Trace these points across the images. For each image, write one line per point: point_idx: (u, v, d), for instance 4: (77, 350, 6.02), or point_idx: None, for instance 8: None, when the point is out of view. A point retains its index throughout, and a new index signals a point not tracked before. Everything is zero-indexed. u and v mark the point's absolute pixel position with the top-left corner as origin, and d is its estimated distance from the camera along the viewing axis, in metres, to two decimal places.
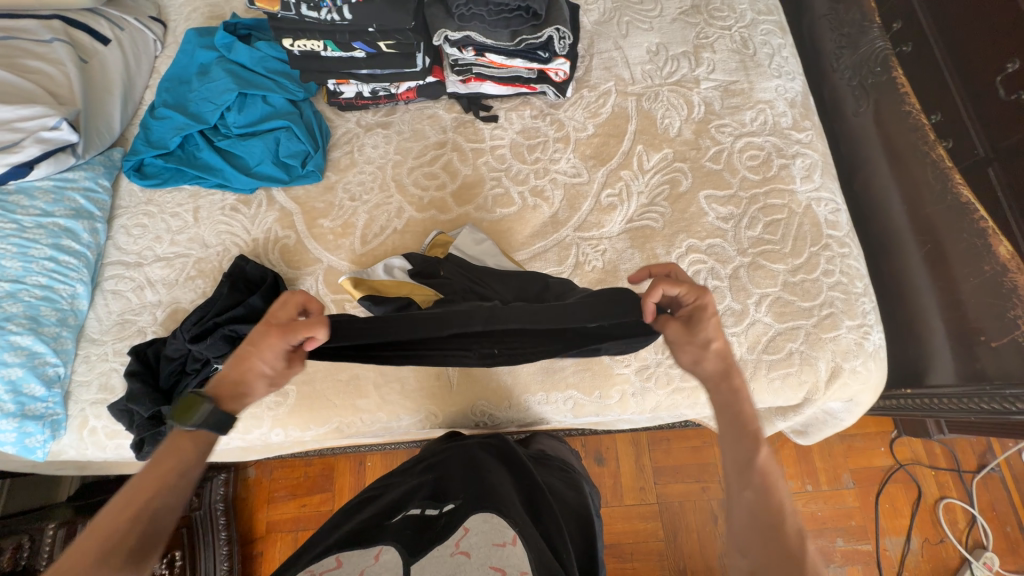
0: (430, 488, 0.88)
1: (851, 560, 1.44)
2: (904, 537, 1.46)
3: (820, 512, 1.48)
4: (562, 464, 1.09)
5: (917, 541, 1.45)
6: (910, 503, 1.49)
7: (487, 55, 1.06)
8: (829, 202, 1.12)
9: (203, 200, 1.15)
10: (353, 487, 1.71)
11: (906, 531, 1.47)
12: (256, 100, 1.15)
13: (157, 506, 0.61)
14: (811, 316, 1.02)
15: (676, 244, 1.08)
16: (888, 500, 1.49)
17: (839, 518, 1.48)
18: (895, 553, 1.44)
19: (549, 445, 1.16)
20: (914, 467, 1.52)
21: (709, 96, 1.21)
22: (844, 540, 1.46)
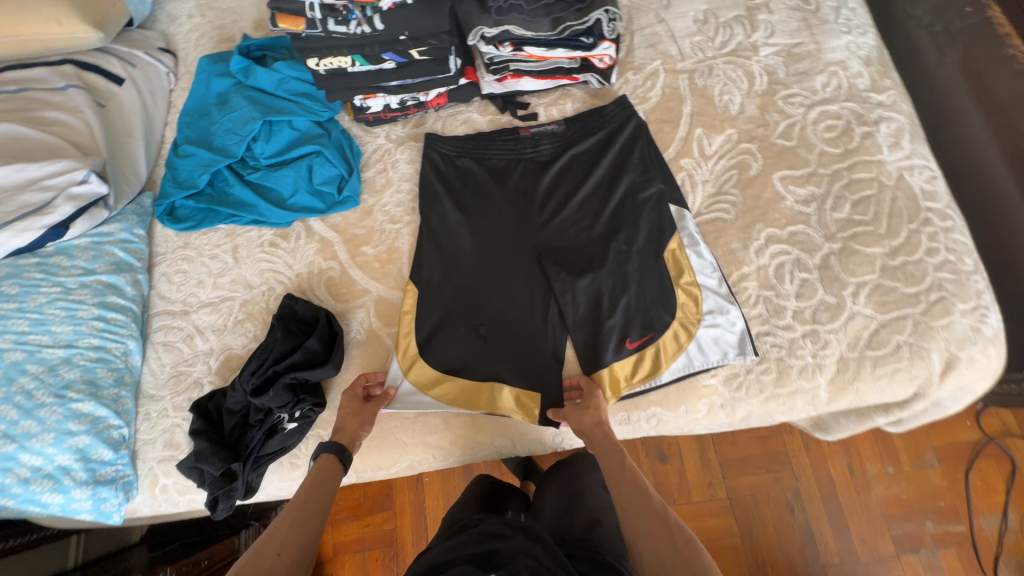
0: (440, 556, 0.81)
1: (942, 543, 1.43)
2: (1000, 515, 1.43)
3: (903, 494, 1.48)
4: (595, 536, 0.93)
5: (1016, 517, 1.42)
6: (1006, 479, 1.46)
7: (525, 49, 0.95)
8: (923, 169, 0.99)
9: (240, 238, 1.10)
10: (413, 503, 1.68)
11: (1003, 508, 1.44)
12: (282, 126, 1.09)
13: (264, 552, 0.72)
14: (918, 303, 0.91)
15: (753, 236, 0.98)
16: (980, 476, 1.47)
17: (926, 500, 1.46)
18: (991, 531, 1.42)
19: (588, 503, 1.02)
20: (1005, 439, 1.49)
21: (771, 64, 1.08)
22: (933, 523, 1.44)
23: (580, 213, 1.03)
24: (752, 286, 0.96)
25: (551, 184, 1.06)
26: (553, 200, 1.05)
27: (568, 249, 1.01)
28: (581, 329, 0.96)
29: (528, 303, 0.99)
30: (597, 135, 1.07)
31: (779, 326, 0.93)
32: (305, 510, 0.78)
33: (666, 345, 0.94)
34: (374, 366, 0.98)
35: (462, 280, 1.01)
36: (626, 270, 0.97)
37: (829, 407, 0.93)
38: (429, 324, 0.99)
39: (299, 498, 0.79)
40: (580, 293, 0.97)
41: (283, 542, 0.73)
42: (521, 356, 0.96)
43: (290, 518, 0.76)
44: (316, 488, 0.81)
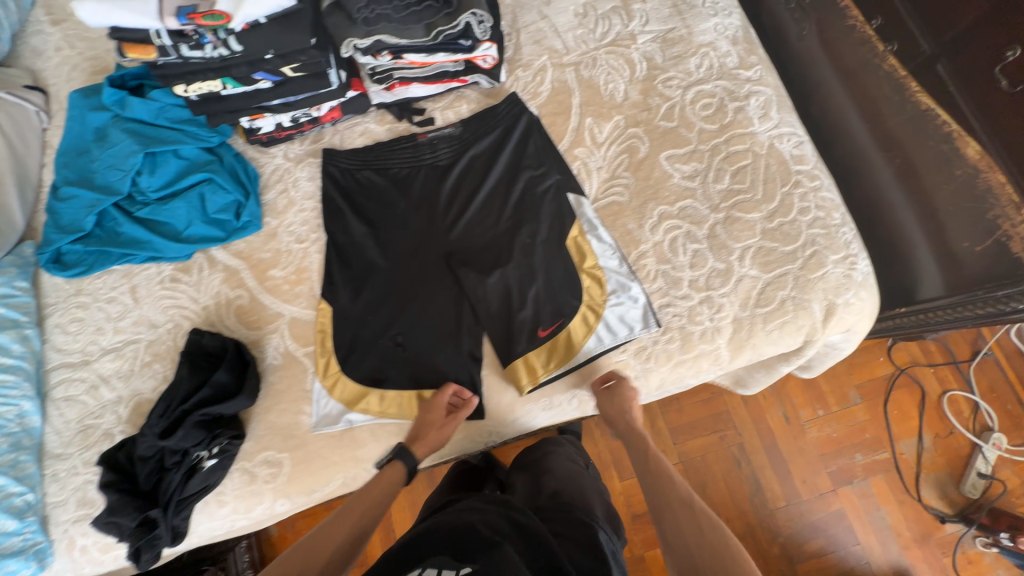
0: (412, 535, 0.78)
1: (872, 471, 1.55)
2: (916, 438, 1.56)
3: (834, 433, 1.59)
4: (565, 503, 0.94)
5: (929, 438, 1.56)
6: (917, 404, 1.60)
7: (405, 55, 0.97)
8: (790, 136, 1.08)
9: (138, 277, 1.05)
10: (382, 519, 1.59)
11: (918, 431, 1.58)
12: (167, 156, 1.04)
13: (306, 546, 0.82)
14: (796, 259, 0.99)
15: (647, 215, 1.03)
16: (896, 406, 1.60)
17: (853, 434, 1.59)
18: (911, 453, 1.56)
19: (555, 478, 1.04)
20: (914, 369, 1.63)
21: (648, 50, 1.14)
22: (862, 454, 1.57)
23: (483, 212, 1.05)
24: (650, 262, 1.01)
25: (453, 187, 1.08)
26: (457, 203, 1.07)
27: (477, 249, 1.03)
28: (496, 324, 0.98)
29: (442, 306, 1.00)
30: (492, 133, 1.10)
31: (678, 296, 0.99)
32: (355, 513, 0.87)
33: (576, 327, 0.98)
34: (293, 390, 0.97)
35: (373, 292, 1.01)
36: (532, 262, 1.01)
37: (733, 364, 1.00)
38: (346, 340, 0.99)
39: (347, 504, 0.89)
40: (491, 289, 0.99)
41: (319, 544, 0.82)
42: (439, 358, 0.97)
43: (332, 520, 0.86)
44: (369, 493, 0.89)
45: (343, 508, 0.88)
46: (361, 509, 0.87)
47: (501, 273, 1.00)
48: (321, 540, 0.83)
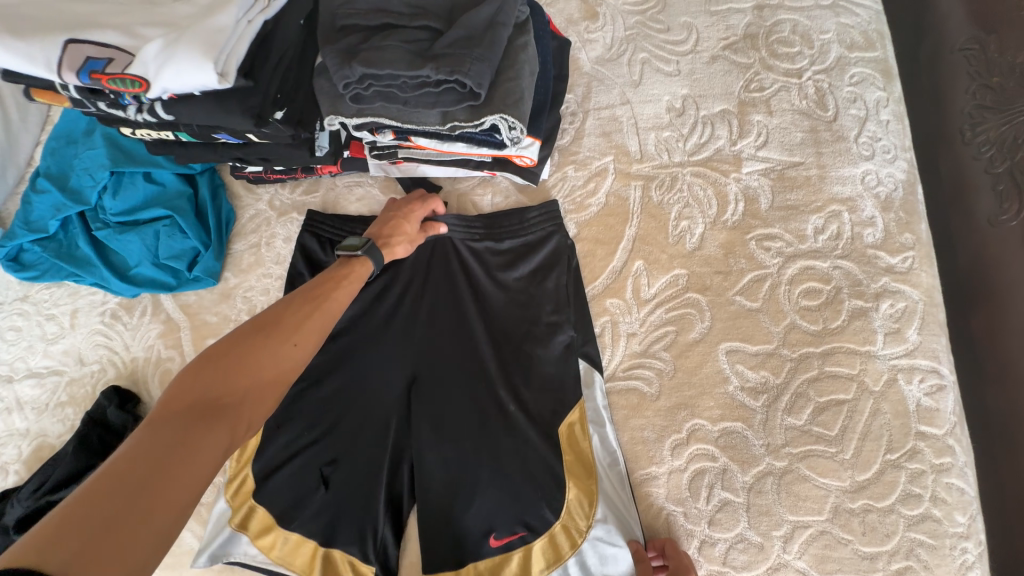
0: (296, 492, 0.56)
1: None
2: None
3: None
4: None
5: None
6: None
7: (412, 138, 0.73)
8: (928, 374, 0.72)
9: (82, 300, 0.94)
10: None
11: None
12: (137, 178, 0.90)
13: (109, 482, 0.46)
14: (872, 570, 0.67)
15: (673, 425, 0.74)
16: None
17: None
18: None
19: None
20: None
21: (753, 186, 0.81)
22: None
23: (466, 349, 0.81)
24: (657, 493, 0.73)
25: (438, 301, 0.84)
26: (436, 324, 0.83)
27: (443, 396, 0.79)
28: (438, 507, 0.76)
29: (380, 458, 0.79)
30: (508, 245, 0.84)
31: None
32: (192, 412, 0.54)
33: (539, 553, 0.73)
34: None
35: (308, 407, 0.82)
36: (505, 442, 0.76)
37: None
38: (258, 464, 0.81)
39: (197, 400, 0.55)
40: (444, 459, 0.77)
41: (160, 514, 0.46)
42: (355, 527, 0.78)
43: (170, 420, 0.52)
44: (197, 369, 0.58)
45: (193, 378, 0.57)
46: (204, 411, 0.54)
47: (463, 442, 0.77)
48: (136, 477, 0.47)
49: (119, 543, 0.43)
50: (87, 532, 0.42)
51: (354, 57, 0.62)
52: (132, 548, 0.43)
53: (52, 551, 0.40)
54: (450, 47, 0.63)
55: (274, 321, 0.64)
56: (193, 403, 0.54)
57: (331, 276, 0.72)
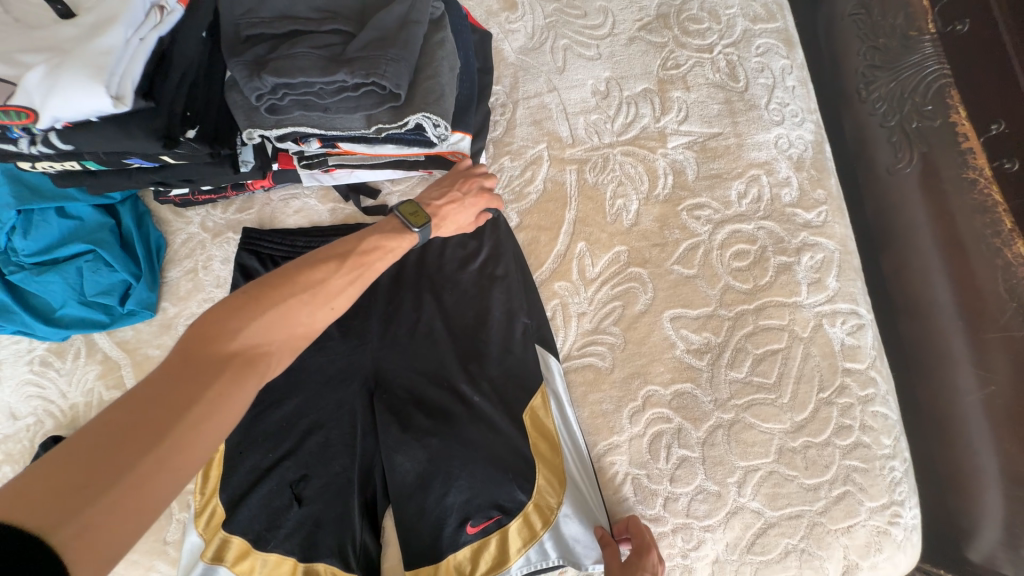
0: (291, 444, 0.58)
1: None
2: None
3: None
4: None
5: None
6: None
7: (339, 144, 0.72)
8: (848, 316, 0.79)
9: (5, 351, 0.88)
10: None
11: None
12: (50, 214, 0.85)
13: (143, 426, 0.45)
14: (816, 499, 0.73)
15: (629, 394, 0.78)
16: None
17: None
18: None
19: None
20: None
21: (679, 160, 0.85)
22: None
23: (425, 350, 0.82)
24: (620, 461, 0.77)
25: (393, 304, 0.84)
26: (394, 328, 0.83)
27: (407, 392, 0.81)
28: (412, 506, 0.77)
29: (351, 466, 0.79)
30: (457, 241, 0.85)
31: (646, 517, 0.75)
32: (231, 364, 0.52)
33: (515, 533, 0.75)
34: (150, 536, 0.79)
35: (270, 426, 0.81)
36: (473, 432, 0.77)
37: None
38: (225, 492, 0.79)
39: (235, 350, 0.53)
40: (413, 461, 0.77)
41: (184, 474, 0.46)
42: (332, 538, 0.77)
43: (204, 368, 0.50)
44: (239, 310, 0.55)
45: (233, 322, 0.54)
46: (242, 365, 0.52)
47: (430, 437, 0.78)
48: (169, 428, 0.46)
49: (132, 483, 0.42)
50: (115, 491, 0.41)
51: (263, 68, 0.60)
52: (149, 510, 0.43)
53: (73, 504, 0.40)
54: (364, 49, 0.63)
55: (314, 277, 0.60)
56: (230, 355, 0.52)
57: (380, 244, 0.67)
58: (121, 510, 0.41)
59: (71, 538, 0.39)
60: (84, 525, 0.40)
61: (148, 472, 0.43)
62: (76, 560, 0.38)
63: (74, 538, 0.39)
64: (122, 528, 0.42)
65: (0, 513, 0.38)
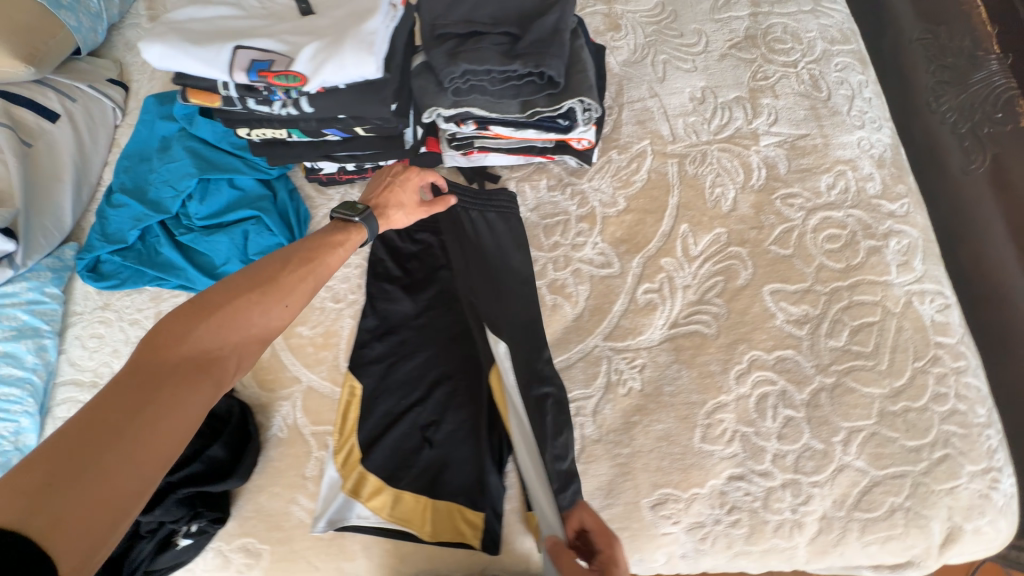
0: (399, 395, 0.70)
1: None
2: None
3: None
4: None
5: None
6: None
7: (491, 127, 0.84)
8: (935, 296, 0.87)
9: (165, 303, 0.98)
10: None
11: None
12: (221, 184, 0.98)
13: (106, 427, 0.51)
14: (919, 460, 0.78)
15: (735, 358, 0.86)
16: None
17: None
18: None
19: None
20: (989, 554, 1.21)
21: (771, 156, 0.97)
22: None
23: (513, 307, 0.85)
24: (728, 418, 0.83)
25: (486, 268, 0.89)
26: (484, 288, 0.88)
27: None
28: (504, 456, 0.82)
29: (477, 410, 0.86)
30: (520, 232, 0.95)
31: (756, 472, 0.80)
32: (181, 368, 0.58)
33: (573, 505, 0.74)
34: (291, 472, 0.85)
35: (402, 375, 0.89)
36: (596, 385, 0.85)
37: (807, 568, 0.80)
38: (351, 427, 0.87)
39: (185, 354, 0.59)
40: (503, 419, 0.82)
41: (152, 463, 0.52)
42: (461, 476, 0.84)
43: (156, 373, 0.57)
44: (184, 320, 0.62)
45: (181, 331, 0.61)
46: (193, 369, 0.59)
47: None
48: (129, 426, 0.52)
49: (97, 475, 0.49)
50: (81, 484, 0.48)
51: (456, 57, 0.75)
52: (121, 498, 0.49)
53: (50, 496, 0.46)
54: (533, 45, 0.76)
55: (261, 281, 0.68)
56: (181, 359, 0.59)
57: (329, 241, 0.76)
58: (92, 498, 0.48)
59: (45, 528, 0.44)
60: (59, 512, 0.46)
61: (109, 465, 0.49)
62: (58, 541, 0.44)
63: (53, 523, 0.45)
64: (92, 514, 0.47)
65: None
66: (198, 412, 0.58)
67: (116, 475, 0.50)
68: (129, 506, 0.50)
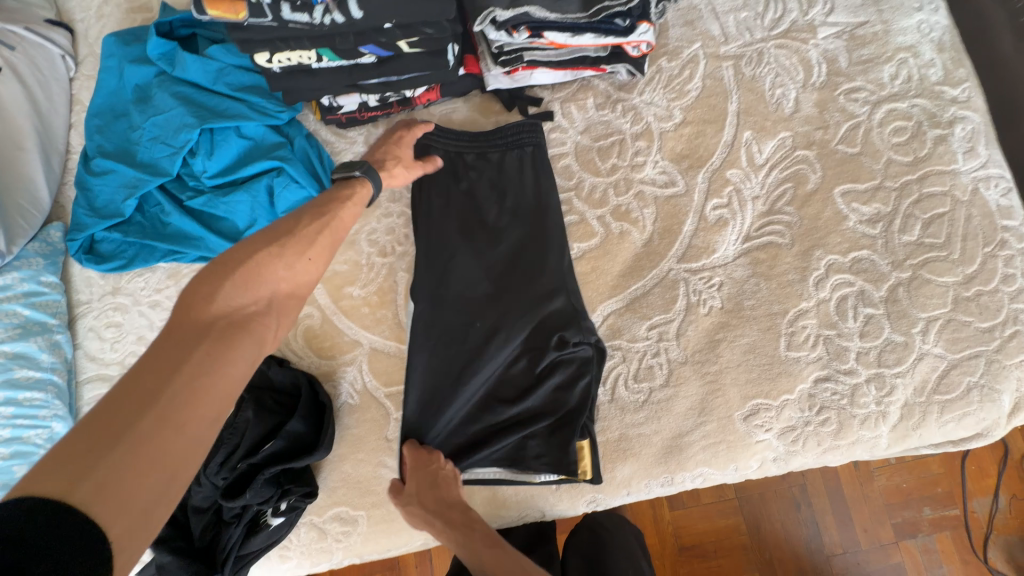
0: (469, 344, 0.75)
1: (939, 529, 1.17)
2: (992, 496, 1.18)
3: (904, 484, 1.19)
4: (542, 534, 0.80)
5: (1008, 499, 1.18)
6: (998, 462, 1.20)
7: (545, 34, 0.75)
8: (999, 180, 0.86)
9: (187, 279, 0.87)
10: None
11: (994, 489, 1.19)
12: (227, 134, 0.85)
13: (140, 391, 0.46)
14: (991, 339, 0.81)
15: (812, 265, 0.84)
16: (975, 460, 1.20)
17: (923, 486, 1.19)
18: (984, 517, 1.17)
19: (632, 559, 0.84)
20: None
21: (831, 49, 0.91)
22: (931, 509, 1.18)
23: (502, 250, 0.85)
24: (811, 324, 0.82)
25: (485, 224, 0.86)
26: (467, 240, 0.85)
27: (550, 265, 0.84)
28: (521, 392, 0.79)
29: (524, 345, 0.81)
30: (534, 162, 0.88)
31: (840, 371, 0.81)
32: (212, 329, 0.52)
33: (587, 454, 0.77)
34: (372, 437, 0.81)
35: (445, 321, 0.82)
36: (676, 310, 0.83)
37: (885, 454, 0.83)
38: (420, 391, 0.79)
39: (213, 315, 0.53)
40: (518, 338, 0.80)
41: (193, 429, 0.47)
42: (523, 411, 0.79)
43: (186, 334, 0.51)
44: (208, 279, 0.55)
45: (208, 290, 0.54)
46: (227, 327, 0.53)
47: (630, 316, 0.84)
48: (164, 391, 0.47)
49: (134, 442, 0.43)
50: (119, 451, 0.42)
51: None
52: (164, 466, 0.44)
53: (87, 465, 0.41)
54: None
55: (279, 234, 0.60)
56: (210, 320, 0.52)
57: (335, 195, 0.67)
58: (133, 465, 0.42)
59: (90, 494, 0.40)
60: (102, 481, 0.41)
61: (148, 430, 0.44)
62: (100, 512, 0.40)
63: (95, 491, 0.40)
64: (140, 482, 0.42)
65: (20, 485, 0.39)
66: (237, 372, 0.52)
67: (156, 442, 0.44)
68: (176, 472, 0.45)
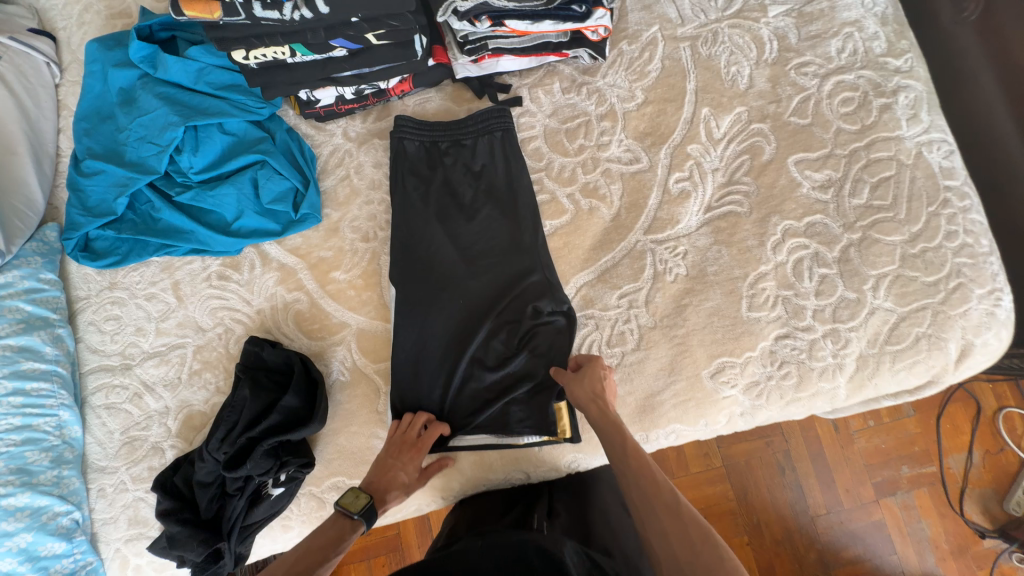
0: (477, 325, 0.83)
1: (917, 486, 1.24)
2: (967, 452, 1.25)
3: (883, 445, 1.26)
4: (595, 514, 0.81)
5: (981, 455, 1.25)
6: (970, 420, 1.27)
7: (506, 22, 0.81)
8: (942, 144, 0.91)
9: (180, 272, 0.92)
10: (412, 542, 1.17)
11: (968, 446, 1.26)
12: (211, 131, 0.89)
13: None
14: (937, 292, 0.87)
15: (769, 230, 0.90)
16: (949, 419, 1.27)
17: (902, 446, 1.26)
18: (960, 472, 1.24)
19: (615, 490, 0.90)
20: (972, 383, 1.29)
21: (781, 27, 0.96)
22: (909, 467, 1.25)
23: (477, 231, 0.90)
24: (770, 286, 0.88)
25: (458, 203, 0.91)
26: (445, 223, 0.90)
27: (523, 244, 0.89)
28: (501, 360, 0.85)
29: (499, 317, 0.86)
30: (505, 146, 0.93)
31: (799, 327, 0.87)
32: None
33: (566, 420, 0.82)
34: (363, 411, 0.86)
35: (423, 295, 0.87)
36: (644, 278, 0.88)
37: (844, 405, 0.89)
38: (406, 364, 0.85)
39: None
40: (495, 312, 0.86)
41: None
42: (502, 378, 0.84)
43: None
44: None
45: None
46: None
47: (601, 287, 0.89)
48: None
49: None
50: None
51: None
52: None
53: None
54: None
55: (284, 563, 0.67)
56: None
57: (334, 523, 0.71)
58: None
59: None
60: None
61: None
62: None
63: None
64: None
65: None
66: None
67: None
68: None
